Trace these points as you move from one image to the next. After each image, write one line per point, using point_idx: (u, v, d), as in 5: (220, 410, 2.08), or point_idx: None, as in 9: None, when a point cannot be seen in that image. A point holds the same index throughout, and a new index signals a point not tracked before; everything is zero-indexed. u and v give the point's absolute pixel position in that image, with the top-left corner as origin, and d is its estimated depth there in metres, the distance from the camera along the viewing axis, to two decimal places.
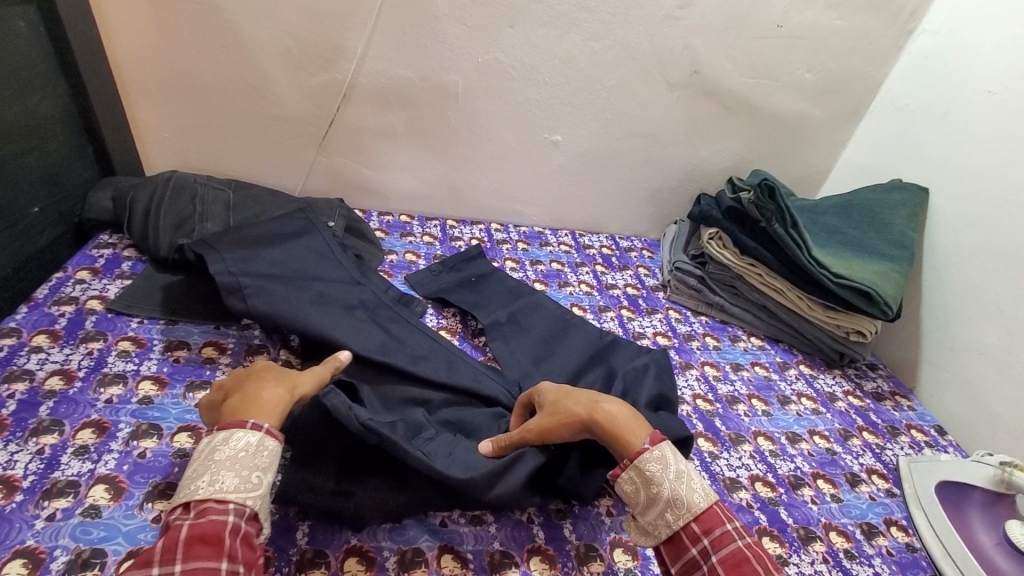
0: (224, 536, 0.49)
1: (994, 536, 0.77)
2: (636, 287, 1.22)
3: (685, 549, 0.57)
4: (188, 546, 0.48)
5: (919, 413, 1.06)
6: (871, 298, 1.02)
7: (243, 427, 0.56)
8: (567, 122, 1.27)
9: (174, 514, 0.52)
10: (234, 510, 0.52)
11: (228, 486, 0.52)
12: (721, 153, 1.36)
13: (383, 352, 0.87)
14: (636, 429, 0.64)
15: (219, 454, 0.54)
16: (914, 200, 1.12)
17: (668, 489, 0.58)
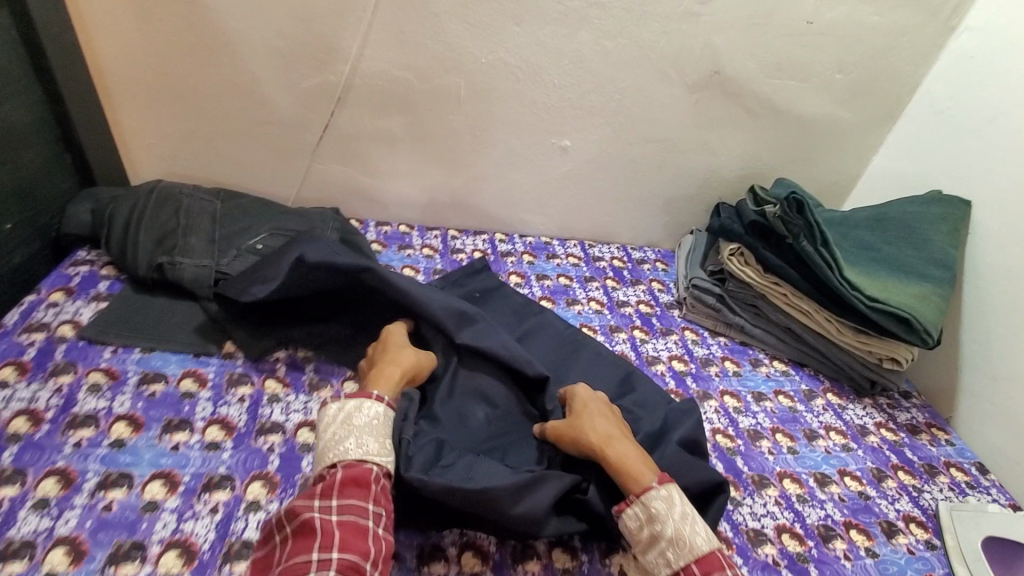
0: (371, 482, 0.60)
1: None
2: (649, 305, 1.14)
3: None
4: (342, 488, 0.58)
5: (958, 448, 0.97)
6: (909, 324, 0.93)
7: (371, 398, 0.67)
8: (578, 126, 1.19)
9: (323, 465, 0.62)
10: (376, 467, 0.62)
11: (371, 449, 0.63)
12: (742, 159, 1.27)
13: (479, 340, 0.82)
14: (642, 468, 0.66)
15: (357, 419, 0.65)
16: (955, 214, 1.04)
17: (670, 529, 0.61)
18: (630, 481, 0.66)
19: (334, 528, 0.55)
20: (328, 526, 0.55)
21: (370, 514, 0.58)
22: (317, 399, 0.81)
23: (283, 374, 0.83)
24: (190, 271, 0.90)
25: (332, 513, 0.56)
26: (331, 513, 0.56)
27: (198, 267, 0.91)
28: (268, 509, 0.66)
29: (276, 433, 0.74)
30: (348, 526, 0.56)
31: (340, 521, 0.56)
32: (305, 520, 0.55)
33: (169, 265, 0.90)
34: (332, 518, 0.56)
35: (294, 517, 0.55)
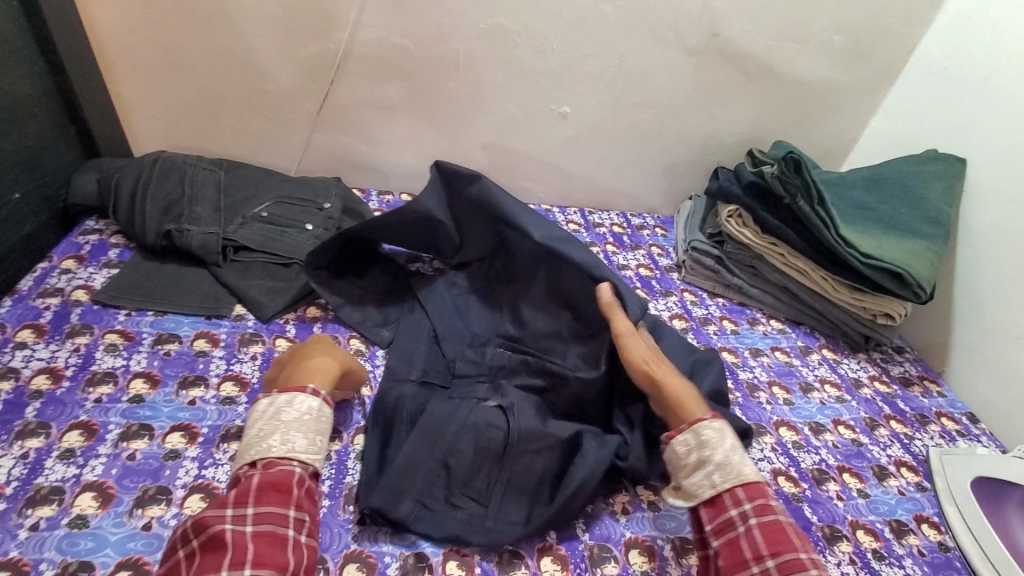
0: (292, 487, 0.57)
1: None
2: (649, 268, 1.16)
3: (722, 512, 0.62)
4: (260, 493, 0.55)
5: (949, 399, 1.01)
6: (903, 280, 0.95)
7: (305, 391, 0.64)
8: (576, 92, 1.19)
9: (243, 465, 0.59)
10: (300, 465, 0.60)
11: (299, 445, 0.60)
12: (740, 124, 1.27)
13: (561, 244, 0.84)
14: (696, 402, 0.69)
15: (286, 415, 0.62)
16: (949, 172, 1.05)
17: (720, 455, 0.64)
18: (683, 412, 0.69)
19: (248, 539, 0.52)
20: (240, 539, 0.52)
21: (290, 521, 0.55)
22: None
23: (292, 334, 0.86)
24: (198, 238, 0.91)
25: (246, 524, 0.53)
26: (246, 523, 0.53)
27: (205, 234, 0.92)
28: None
29: None
30: (264, 536, 0.53)
31: (256, 532, 0.53)
32: (215, 533, 0.52)
33: (178, 232, 0.92)
34: (246, 529, 0.53)
35: (202, 529, 0.52)
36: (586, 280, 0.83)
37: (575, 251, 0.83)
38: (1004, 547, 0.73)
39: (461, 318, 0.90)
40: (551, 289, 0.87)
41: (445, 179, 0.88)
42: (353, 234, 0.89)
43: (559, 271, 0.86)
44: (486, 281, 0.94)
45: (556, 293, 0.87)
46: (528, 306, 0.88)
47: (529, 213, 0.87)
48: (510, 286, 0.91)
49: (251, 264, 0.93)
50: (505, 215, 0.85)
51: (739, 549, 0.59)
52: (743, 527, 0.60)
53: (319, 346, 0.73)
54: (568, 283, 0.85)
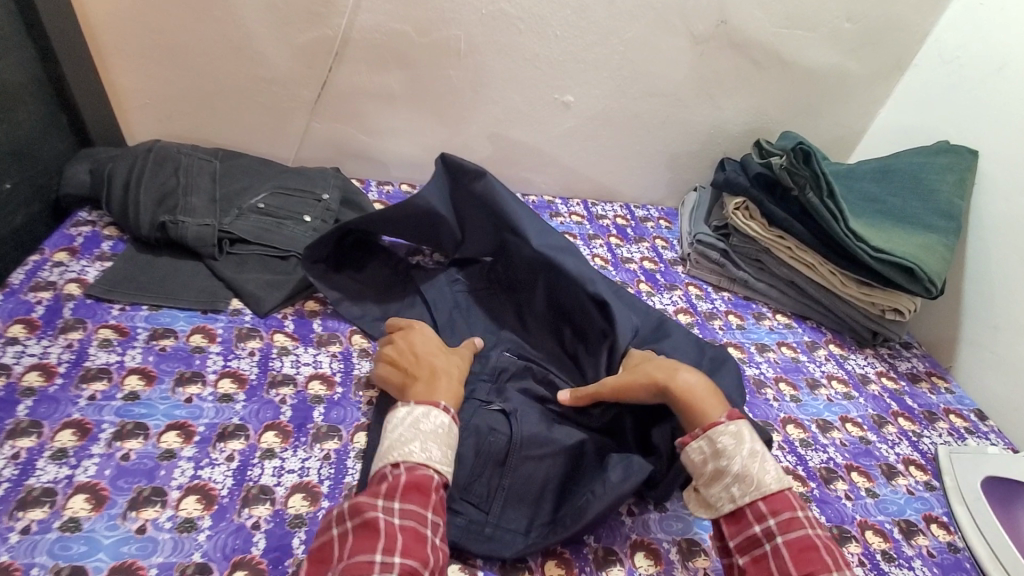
0: (432, 490, 0.55)
1: None
2: (653, 261, 1.14)
3: (745, 527, 0.58)
4: (406, 491, 0.54)
5: (957, 396, 0.99)
6: (913, 274, 0.93)
7: (438, 406, 0.61)
8: (580, 80, 1.16)
9: (385, 462, 0.57)
10: (438, 473, 0.57)
11: (436, 456, 0.58)
12: (747, 114, 1.25)
13: (558, 254, 0.84)
14: (711, 402, 0.65)
15: (424, 425, 0.59)
16: (962, 164, 1.03)
17: (738, 464, 0.59)
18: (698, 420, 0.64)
19: (398, 531, 0.51)
20: (391, 529, 0.51)
21: (428, 521, 0.53)
22: (326, 352, 0.81)
23: (291, 329, 0.84)
24: (193, 230, 0.89)
25: (393, 517, 0.52)
26: (393, 515, 0.52)
27: (201, 226, 0.90)
28: (283, 457, 0.67)
29: (287, 385, 0.75)
30: (409, 531, 0.51)
31: (400, 526, 0.51)
32: (367, 519, 0.51)
33: (172, 224, 0.89)
34: (393, 521, 0.51)
35: (355, 513, 0.51)
36: (583, 295, 0.82)
37: (572, 264, 0.83)
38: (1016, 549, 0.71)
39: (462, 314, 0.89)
40: (549, 299, 0.87)
41: (448, 174, 0.88)
42: (353, 226, 0.87)
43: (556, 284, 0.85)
44: (489, 283, 0.92)
45: (557, 304, 0.86)
46: (530, 315, 0.88)
47: (531, 218, 0.86)
48: (511, 295, 0.91)
49: (248, 258, 0.91)
50: (505, 219, 0.85)
51: (766, 568, 0.56)
52: (769, 546, 0.56)
53: (446, 359, 0.71)
54: (563, 293, 0.85)
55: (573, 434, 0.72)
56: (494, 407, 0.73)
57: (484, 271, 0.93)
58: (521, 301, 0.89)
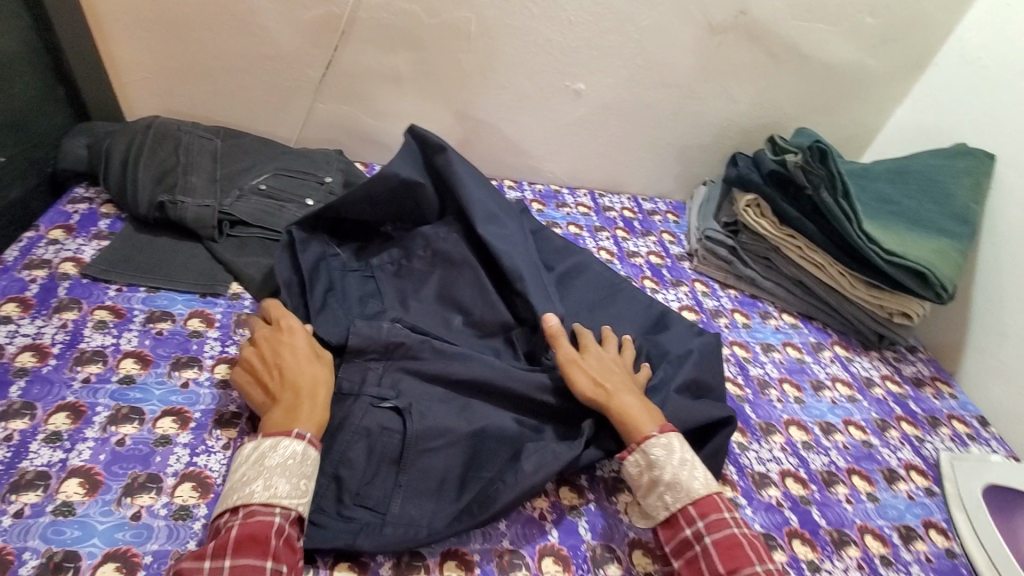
0: (269, 537, 0.53)
1: None
2: (659, 256, 1.13)
3: (678, 530, 0.63)
4: (237, 544, 0.52)
5: (960, 401, 0.98)
6: (925, 279, 0.92)
7: (290, 436, 0.58)
8: (593, 67, 1.14)
9: (225, 511, 0.55)
10: (280, 513, 0.55)
11: (282, 492, 0.56)
12: (762, 108, 1.22)
13: (498, 242, 0.87)
14: (644, 421, 0.68)
15: (271, 461, 0.57)
16: (979, 168, 1.02)
17: (667, 473, 0.65)
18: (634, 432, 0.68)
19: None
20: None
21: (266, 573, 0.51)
22: None
23: None
24: (193, 211, 0.87)
25: None
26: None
27: (201, 207, 0.88)
28: None
29: None
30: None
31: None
32: None
33: (171, 204, 0.87)
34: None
35: None
36: (481, 285, 0.86)
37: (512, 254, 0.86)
38: (1012, 555, 0.71)
39: (338, 295, 0.84)
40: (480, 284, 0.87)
41: (418, 144, 0.93)
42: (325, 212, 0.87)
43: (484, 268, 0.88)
44: (372, 266, 0.90)
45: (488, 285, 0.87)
46: (415, 300, 0.87)
47: (482, 198, 0.90)
48: (396, 281, 0.89)
49: (248, 240, 0.90)
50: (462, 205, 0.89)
51: (697, 568, 0.61)
52: (699, 546, 0.61)
53: (306, 370, 0.66)
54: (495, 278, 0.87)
55: (473, 422, 0.71)
56: (386, 405, 0.70)
57: (376, 257, 0.91)
58: (407, 289, 0.88)
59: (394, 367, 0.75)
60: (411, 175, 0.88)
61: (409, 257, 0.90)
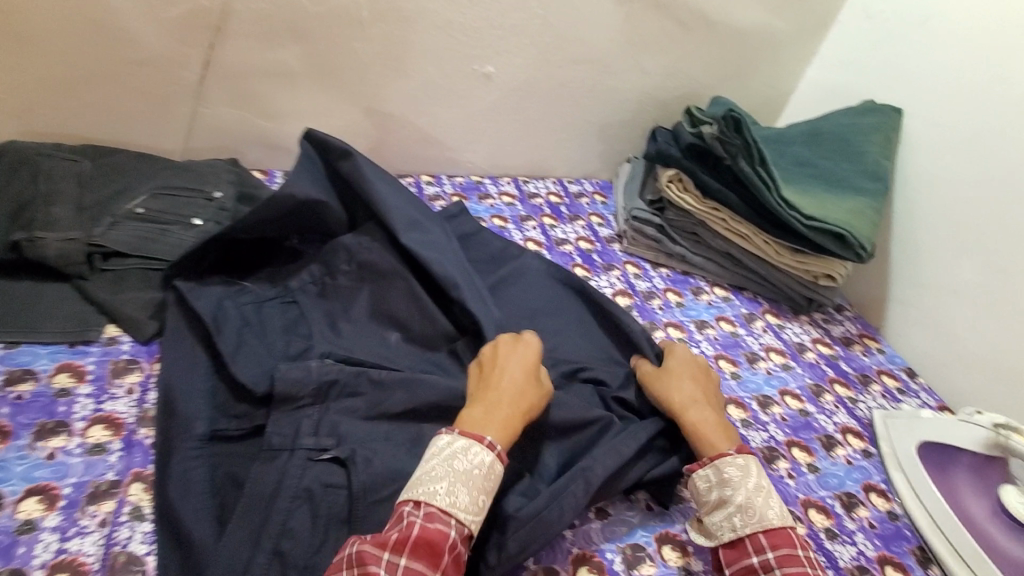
0: (444, 551, 0.53)
1: (986, 505, 0.72)
2: (589, 241, 1.10)
3: (742, 557, 0.59)
4: (415, 546, 0.52)
5: (887, 355, 1.01)
6: (844, 240, 0.92)
7: (483, 445, 0.58)
8: (501, 48, 1.07)
9: (409, 502, 0.56)
10: (455, 526, 0.55)
11: (461, 503, 0.55)
12: (676, 78, 1.19)
13: (423, 249, 0.81)
14: (719, 436, 0.66)
15: (457, 465, 0.57)
16: (886, 123, 1.02)
17: (739, 496, 0.61)
18: (708, 449, 0.65)
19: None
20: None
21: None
22: None
23: None
24: (55, 246, 0.75)
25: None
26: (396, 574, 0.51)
27: (65, 241, 0.76)
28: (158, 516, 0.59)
29: None
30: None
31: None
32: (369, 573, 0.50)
33: (27, 240, 0.74)
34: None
35: (359, 564, 0.50)
36: (415, 296, 0.81)
37: (438, 261, 0.81)
38: (952, 511, 0.71)
39: (255, 329, 0.75)
40: (411, 296, 0.81)
41: (318, 152, 0.84)
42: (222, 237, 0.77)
43: (415, 277, 0.82)
44: (291, 289, 0.81)
45: (419, 299, 0.81)
46: (346, 320, 0.80)
47: (399, 206, 0.84)
48: (321, 303, 0.81)
49: (127, 274, 0.79)
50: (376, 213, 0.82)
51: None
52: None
53: (518, 376, 0.67)
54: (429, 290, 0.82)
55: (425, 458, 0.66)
56: (325, 457, 0.64)
57: (294, 279, 0.82)
58: (336, 309, 0.81)
59: (330, 411, 0.68)
60: (316, 192, 0.81)
61: (333, 274, 0.83)
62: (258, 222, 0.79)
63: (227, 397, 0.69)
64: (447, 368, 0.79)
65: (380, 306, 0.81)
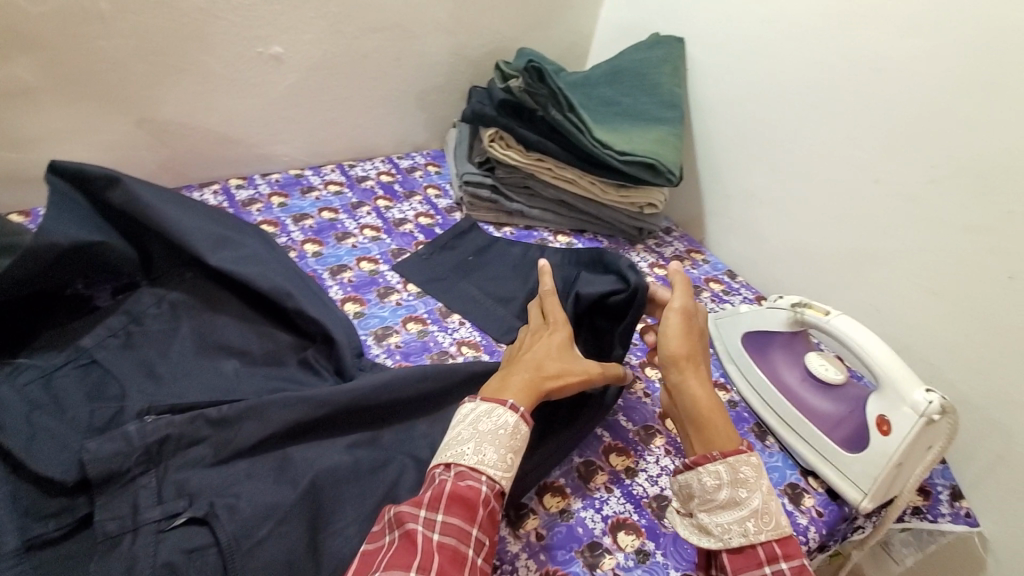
0: (478, 505, 0.54)
1: (798, 375, 0.81)
2: (429, 216, 1.07)
3: (753, 564, 0.57)
4: (450, 501, 0.53)
5: (712, 264, 1.12)
6: (655, 168, 0.99)
7: (505, 405, 0.59)
8: (282, 24, 0.97)
9: (439, 465, 0.57)
10: (487, 483, 0.56)
11: (489, 460, 0.56)
12: (479, 34, 1.18)
13: (243, 265, 0.74)
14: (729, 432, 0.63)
15: (482, 426, 0.58)
16: (673, 53, 1.11)
17: (757, 498, 0.58)
18: (713, 442, 0.62)
19: (434, 549, 0.50)
20: (427, 546, 0.50)
21: (472, 540, 0.52)
22: None
23: None
24: None
25: (435, 531, 0.51)
26: (434, 529, 0.51)
27: None
28: None
29: None
30: (447, 550, 0.51)
31: (441, 542, 0.51)
32: (408, 531, 0.51)
33: None
34: (434, 537, 0.51)
35: (398, 522, 0.51)
36: (248, 320, 0.75)
37: (262, 275, 0.74)
38: (775, 390, 0.81)
39: (49, 409, 0.62)
40: (242, 318, 0.75)
41: (79, 187, 0.72)
42: None
43: (245, 296, 0.76)
44: (86, 348, 0.69)
45: (253, 320, 0.75)
46: (165, 363, 0.69)
47: (197, 225, 0.75)
48: (128, 353, 0.70)
49: None
50: (172, 235, 0.72)
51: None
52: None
53: (560, 336, 0.70)
54: (263, 304, 0.76)
55: (301, 480, 0.59)
56: (178, 522, 0.56)
57: (87, 336, 0.70)
58: (150, 355, 0.70)
59: (169, 470, 0.60)
60: (89, 232, 0.69)
61: (139, 320, 0.73)
62: (21, 280, 0.65)
63: (32, 496, 0.57)
64: (298, 380, 0.72)
65: (209, 333, 0.73)
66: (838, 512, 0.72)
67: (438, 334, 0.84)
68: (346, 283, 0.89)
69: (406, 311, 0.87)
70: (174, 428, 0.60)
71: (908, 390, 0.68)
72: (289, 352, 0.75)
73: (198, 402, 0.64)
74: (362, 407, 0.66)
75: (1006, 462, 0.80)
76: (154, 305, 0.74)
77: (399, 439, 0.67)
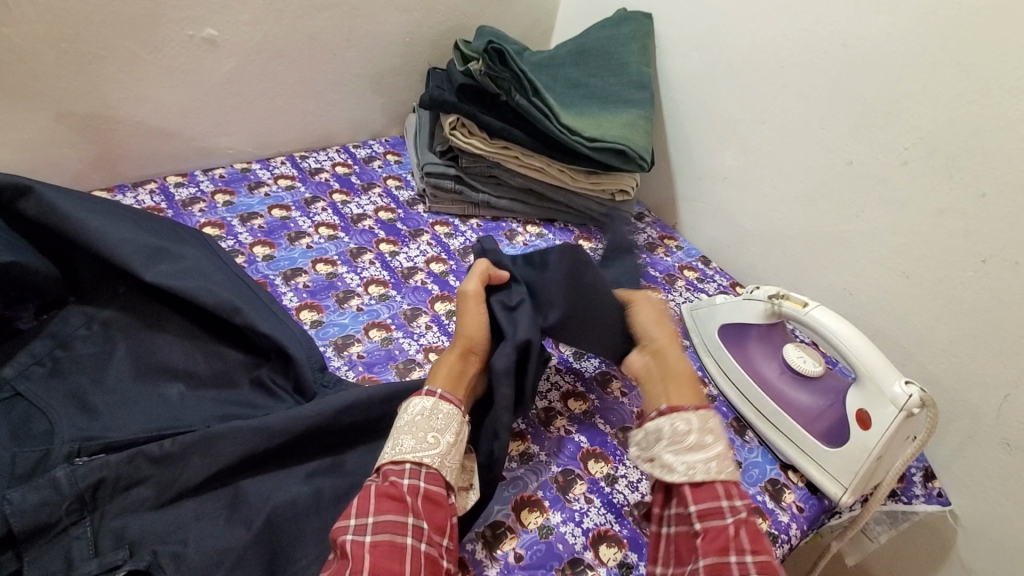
0: (405, 494, 0.53)
1: (776, 366, 0.79)
2: (390, 210, 1.01)
3: (712, 498, 0.57)
4: (376, 500, 0.53)
5: (685, 250, 1.10)
6: (625, 155, 0.95)
7: (418, 394, 0.61)
8: (214, 4, 0.88)
9: (371, 474, 0.58)
10: (411, 469, 0.55)
11: (408, 447, 0.57)
12: (434, 12, 1.10)
13: (180, 279, 0.67)
14: (690, 388, 0.66)
15: (401, 420, 0.60)
16: (641, 29, 1.05)
17: (720, 444, 0.60)
18: (683, 397, 0.64)
19: (367, 550, 0.49)
20: (359, 550, 0.49)
21: (408, 529, 0.52)
22: None
23: None
24: None
25: (366, 534, 0.51)
26: (366, 532, 0.51)
27: None
28: None
29: None
30: (381, 546, 0.50)
31: (373, 542, 0.50)
32: (339, 543, 0.50)
33: None
34: (366, 539, 0.50)
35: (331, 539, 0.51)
36: (193, 339, 0.69)
37: (204, 291, 0.67)
38: (755, 384, 0.79)
39: None
40: (188, 337, 0.68)
41: None
42: None
43: (188, 312, 0.70)
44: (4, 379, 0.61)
45: (199, 339, 0.69)
46: (99, 392, 0.63)
47: (127, 236, 0.67)
48: (55, 383, 0.63)
49: None
50: (97, 249, 0.65)
51: (721, 534, 0.54)
52: (731, 521, 0.55)
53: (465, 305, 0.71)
54: (210, 320, 0.69)
55: (255, 520, 0.55)
56: None
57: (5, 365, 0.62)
58: (81, 383, 0.63)
59: (106, 517, 0.54)
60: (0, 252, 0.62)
61: (67, 345, 0.65)
62: None
63: None
64: (252, 403, 0.66)
65: (149, 354, 0.66)
66: (818, 506, 0.71)
67: (403, 341, 0.79)
68: (302, 289, 0.83)
69: (368, 316, 0.82)
70: (110, 470, 0.55)
71: (889, 383, 0.67)
72: (241, 369, 0.69)
73: (135, 437, 0.58)
74: (323, 433, 0.61)
75: (975, 442, 0.81)
76: (83, 327, 0.67)
77: (364, 461, 0.62)
